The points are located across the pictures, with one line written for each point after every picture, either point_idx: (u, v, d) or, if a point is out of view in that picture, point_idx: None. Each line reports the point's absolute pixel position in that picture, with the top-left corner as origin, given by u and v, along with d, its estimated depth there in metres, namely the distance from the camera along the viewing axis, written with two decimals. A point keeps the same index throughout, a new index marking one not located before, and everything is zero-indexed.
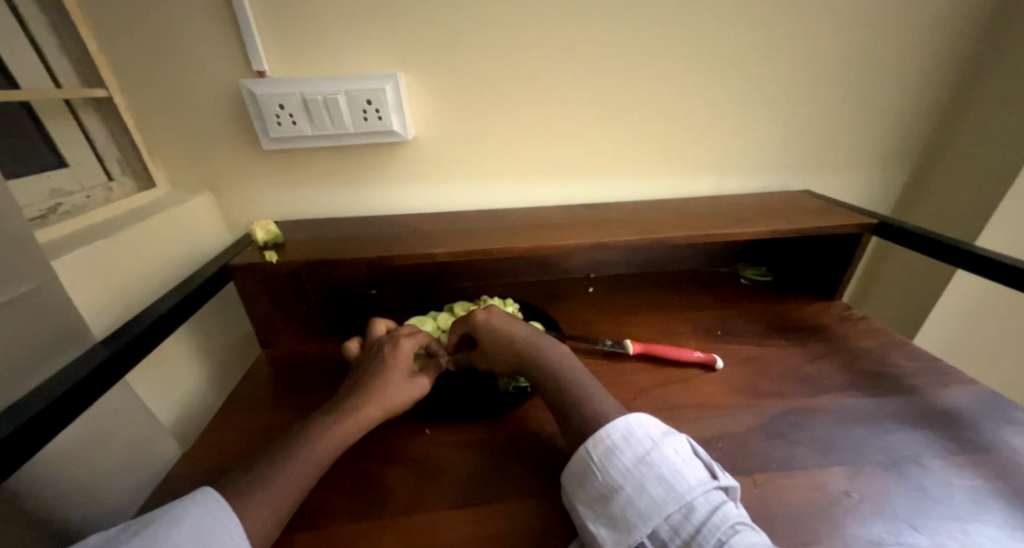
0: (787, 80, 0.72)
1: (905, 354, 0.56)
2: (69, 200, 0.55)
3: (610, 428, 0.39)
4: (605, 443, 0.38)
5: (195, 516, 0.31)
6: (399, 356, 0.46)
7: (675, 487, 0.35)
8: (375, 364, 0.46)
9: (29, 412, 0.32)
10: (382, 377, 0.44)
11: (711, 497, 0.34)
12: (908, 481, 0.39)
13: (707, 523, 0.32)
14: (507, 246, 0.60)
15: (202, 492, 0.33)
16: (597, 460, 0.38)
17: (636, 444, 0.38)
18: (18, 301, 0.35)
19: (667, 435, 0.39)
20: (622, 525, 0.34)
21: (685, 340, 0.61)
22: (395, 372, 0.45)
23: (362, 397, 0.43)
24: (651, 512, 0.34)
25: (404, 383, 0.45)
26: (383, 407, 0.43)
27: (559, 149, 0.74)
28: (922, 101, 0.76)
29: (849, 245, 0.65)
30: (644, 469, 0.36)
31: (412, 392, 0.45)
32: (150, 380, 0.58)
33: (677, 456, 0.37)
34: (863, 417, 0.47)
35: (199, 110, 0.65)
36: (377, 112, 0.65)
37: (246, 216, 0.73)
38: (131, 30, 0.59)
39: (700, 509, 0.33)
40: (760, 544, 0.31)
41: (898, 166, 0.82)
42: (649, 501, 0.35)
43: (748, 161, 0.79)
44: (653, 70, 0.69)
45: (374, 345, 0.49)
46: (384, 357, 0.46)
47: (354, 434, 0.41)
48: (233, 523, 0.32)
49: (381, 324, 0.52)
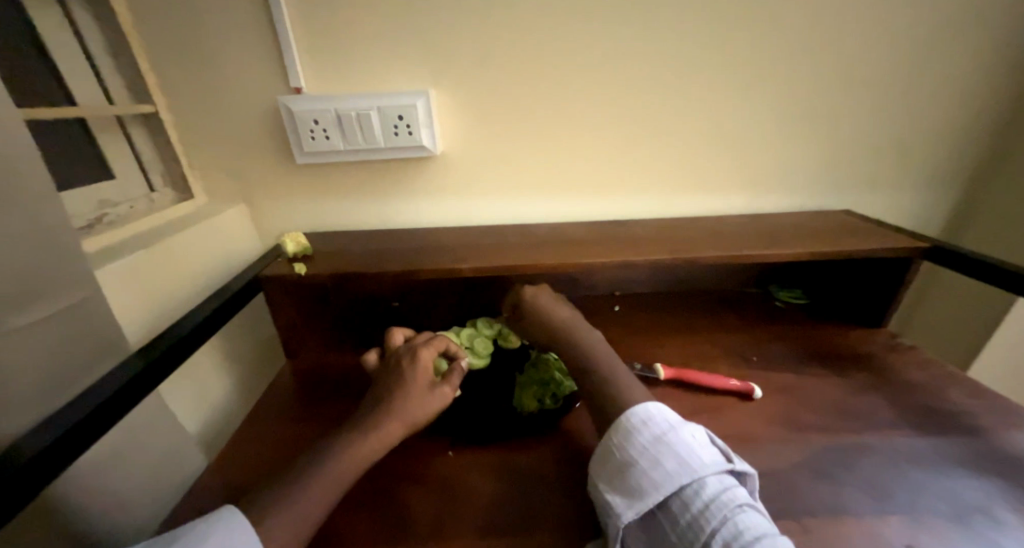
0: (825, 96, 0.70)
1: (964, 390, 0.52)
2: (114, 210, 0.57)
3: (632, 411, 0.39)
4: (626, 423, 0.38)
5: (219, 539, 0.30)
6: (414, 369, 0.45)
7: (689, 464, 0.34)
8: (391, 379, 0.45)
9: (72, 419, 0.33)
10: (399, 393, 0.43)
11: (724, 479, 0.33)
12: (978, 535, 0.36)
13: (717, 500, 0.31)
14: (539, 263, 0.59)
15: (227, 512, 0.33)
16: (618, 439, 0.38)
17: (655, 425, 0.37)
18: (66, 311, 0.36)
19: (687, 421, 0.38)
20: (634, 494, 0.34)
21: (718, 364, 0.58)
22: (413, 384, 0.44)
23: (381, 414, 0.42)
24: (663, 483, 0.33)
25: (424, 395, 0.44)
26: (404, 423, 0.42)
27: (586, 163, 0.73)
28: (974, 118, 0.72)
29: (896, 270, 0.62)
30: (660, 447, 0.36)
31: (433, 403, 0.44)
32: (180, 387, 0.59)
33: (694, 439, 0.36)
34: (920, 460, 0.43)
35: (238, 125, 0.67)
36: (408, 127, 0.66)
37: (277, 227, 0.75)
38: (179, 47, 0.62)
39: (711, 487, 0.32)
40: (769, 527, 0.29)
41: (947, 186, 0.78)
42: (661, 474, 0.34)
43: (783, 179, 0.76)
44: (685, 87, 0.68)
45: (391, 356, 0.48)
46: (401, 372, 0.45)
47: (375, 453, 0.40)
48: (256, 547, 0.31)
49: (398, 334, 0.51)
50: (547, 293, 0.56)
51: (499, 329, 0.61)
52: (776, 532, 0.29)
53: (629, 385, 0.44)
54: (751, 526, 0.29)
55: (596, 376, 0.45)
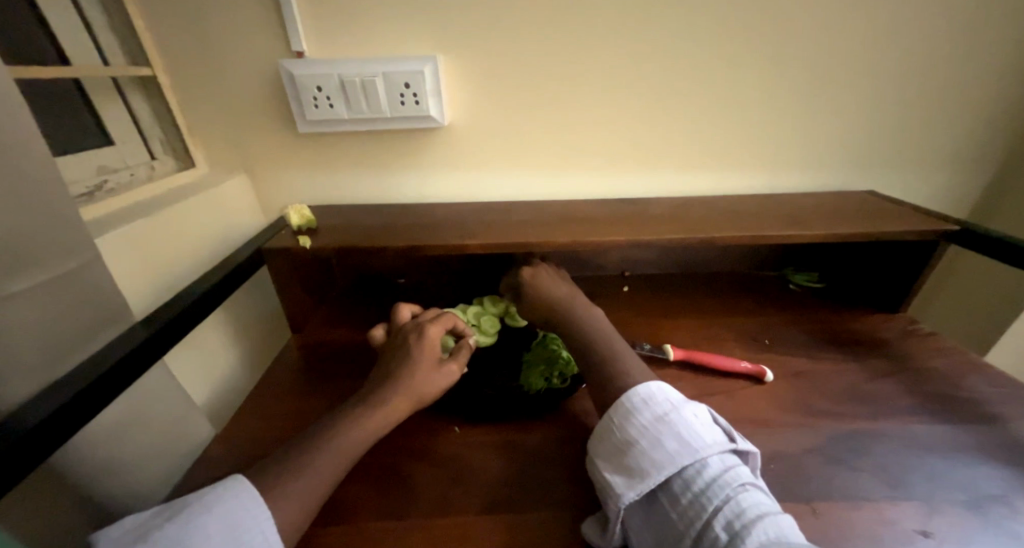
0: (856, 68, 0.66)
1: (983, 377, 0.51)
2: (114, 177, 0.55)
3: (632, 391, 0.38)
4: (626, 403, 0.38)
5: (224, 507, 0.30)
6: (422, 344, 0.45)
7: (691, 444, 0.33)
8: (399, 355, 0.44)
9: (72, 391, 0.32)
10: (407, 368, 0.43)
11: (726, 459, 0.33)
12: (995, 524, 0.35)
13: (719, 479, 0.31)
14: (557, 241, 0.57)
15: (234, 481, 0.33)
16: (618, 419, 0.37)
17: (656, 405, 0.37)
18: (63, 279, 0.35)
19: (688, 400, 0.37)
20: (635, 474, 0.34)
21: (730, 347, 0.57)
22: (421, 360, 0.43)
23: (389, 390, 0.41)
24: (664, 463, 0.33)
25: (431, 373, 0.43)
26: (410, 400, 0.41)
27: (598, 137, 0.70)
28: (1010, 95, 0.68)
29: (919, 254, 0.60)
30: (661, 427, 0.35)
31: (440, 382, 0.43)
32: (186, 358, 0.59)
33: (695, 418, 0.36)
34: (936, 447, 0.42)
35: (238, 91, 0.64)
36: (415, 96, 0.63)
37: (281, 199, 0.74)
38: (175, 6, 0.58)
39: (712, 467, 0.32)
40: (773, 505, 0.29)
41: (975, 168, 0.75)
42: (663, 454, 0.33)
43: (805, 157, 0.73)
44: (708, 56, 0.64)
45: (399, 332, 0.47)
46: (409, 347, 0.44)
47: (381, 429, 0.40)
48: (265, 520, 0.31)
49: (405, 310, 0.50)
50: (546, 272, 0.56)
51: (505, 307, 0.61)
52: (778, 511, 0.29)
53: (633, 363, 0.43)
54: (754, 503, 0.29)
55: (598, 354, 0.45)
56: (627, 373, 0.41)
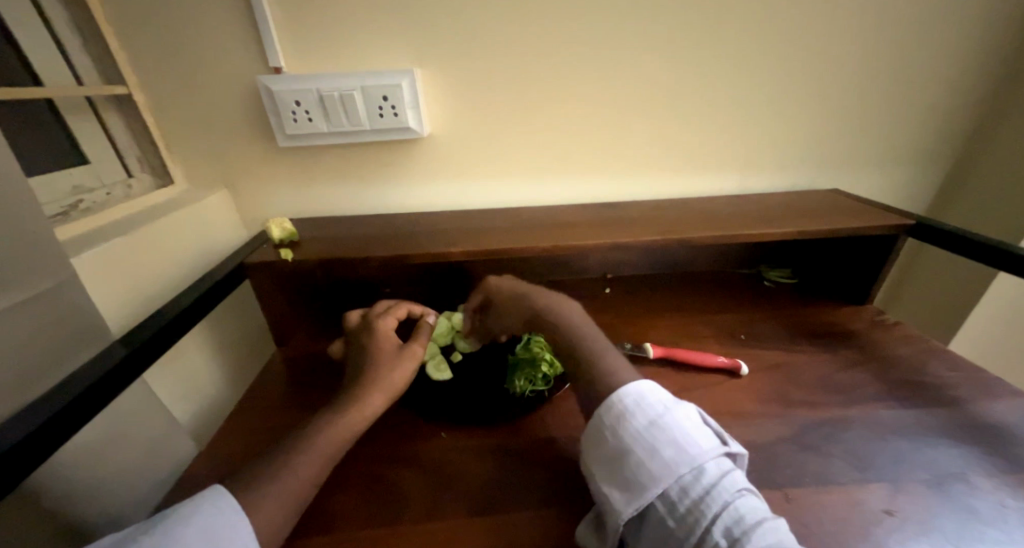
0: (815, 72, 0.69)
1: (945, 363, 0.54)
2: (90, 197, 0.55)
3: (623, 392, 0.38)
4: (619, 407, 0.37)
5: (202, 516, 0.30)
6: (391, 344, 0.46)
7: (687, 450, 0.34)
8: (370, 355, 0.45)
9: (50, 410, 0.32)
10: (379, 367, 0.44)
11: (721, 463, 0.33)
12: (956, 501, 0.37)
13: (717, 486, 0.31)
14: (543, 246, 0.58)
15: (213, 491, 0.32)
16: (611, 425, 0.37)
17: (648, 408, 0.37)
18: (39, 298, 0.35)
19: (680, 402, 0.38)
20: (634, 487, 0.33)
21: (708, 343, 0.59)
22: (393, 358, 0.45)
23: (365, 390, 0.42)
24: (662, 473, 0.33)
25: (396, 362, 0.44)
26: (384, 391, 0.42)
27: (575, 145, 0.72)
28: (959, 96, 0.72)
29: (881, 248, 0.63)
30: (655, 432, 0.35)
31: (409, 364, 0.45)
32: (167, 377, 0.58)
33: (688, 421, 0.36)
34: (901, 430, 0.44)
35: (216, 107, 0.65)
36: (393, 108, 0.64)
37: (263, 213, 0.74)
38: (149, 25, 0.59)
39: (710, 472, 0.32)
40: (767, 510, 0.30)
41: (932, 164, 0.79)
42: (660, 463, 0.33)
43: (773, 159, 0.76)
44: (675, 64, 0.67)
45: (366, 333, 0.48)
46: (382, 348, 0.45)
47: (362, 425, 0.40)
48: (245, 523, 0.31)
49: (354, 314, 0.51)
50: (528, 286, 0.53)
51: None
52: (773, 514, 0.30)
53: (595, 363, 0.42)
54: (751, 510, 0.30)
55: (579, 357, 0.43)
56: (621, 369, 0.42)
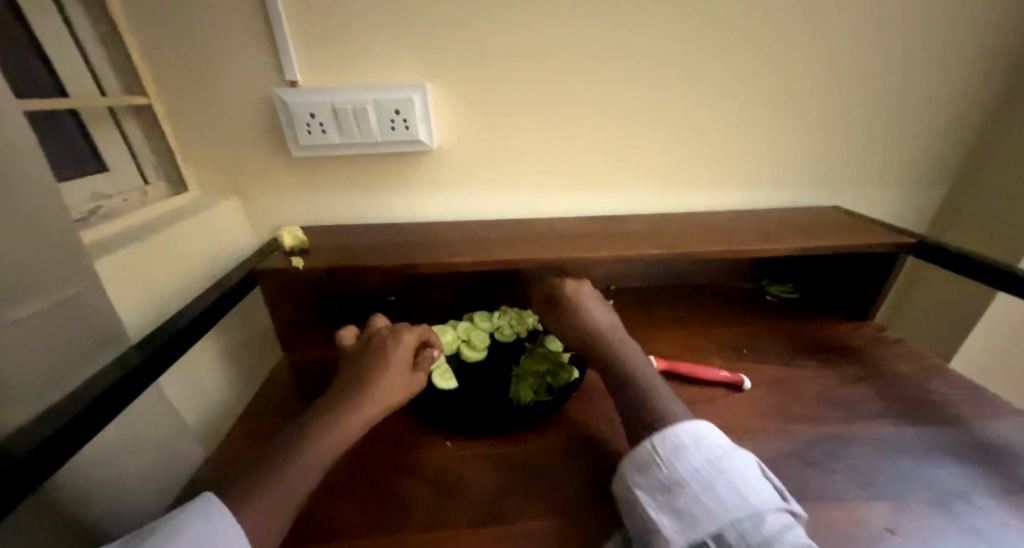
0: (817, 92, 0.71)
1: (945, 381, 0.54)
2: (108, 203, 0.57)
3: (682, 428, 0.39)
4: (677, 442, 0.38)
5: (194, 533, 0.30)
6: (401, 362, 0.46)
7: (743, 493, 0.34)
8: (370, 361, 0.46)
9: (55, 423, 0.32)
10: (378, 374, 0.44)
11: (781, 517, 0.33)
12: (958, 521, 0.38)
13: (775, 537, 0.31)
14: (564, 255, 0.60)
15: (203, 504, 0.31)
16: (667, 457, 0.37)
17: (707, 450, 0.37)
18: (67, 303, 0.36)
19: (739, 449, 0.37)
20: (689, 519, 0.34)
21: (710, 357, 0.60)
22: (391, 366, 0.45)
23: (362, 396, 0.42)
24: (720, 513, 0.33)
25: (398, 383, 0.45)
26: (376, 410, 0.43)
27: (580, 158, 0.74)
28: (959, 116, 0.74)
29: (882, 266, 0.63)
30: (714, 473, 0.35)
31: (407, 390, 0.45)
32: (177, 381, 0.59)
33: (749, 469, 0.36)
34: (903, 449, 0.45)
35: (232, 118, 0.67)
36: (405, 121, 0.66)
37: (274, 220, 0.75)
38: (171, 39, 0.61)
39: (769, 522, 0.32)
40: None
41: (932, 183, 0.80)
42: (718, 504, 0.34)
43: (775, 175, 0.77)
44: (680, 83, 0.68)
45: (371, 340, 0.49)
46: (381, 353, 0.46)
47: (349, 438, 0.40)
48: (239, 528, 0.32)
49: (381, 320, 0.53)
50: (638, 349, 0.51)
51: (495, 323, 0.64)
52: None
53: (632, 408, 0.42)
54: None
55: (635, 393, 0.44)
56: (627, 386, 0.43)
